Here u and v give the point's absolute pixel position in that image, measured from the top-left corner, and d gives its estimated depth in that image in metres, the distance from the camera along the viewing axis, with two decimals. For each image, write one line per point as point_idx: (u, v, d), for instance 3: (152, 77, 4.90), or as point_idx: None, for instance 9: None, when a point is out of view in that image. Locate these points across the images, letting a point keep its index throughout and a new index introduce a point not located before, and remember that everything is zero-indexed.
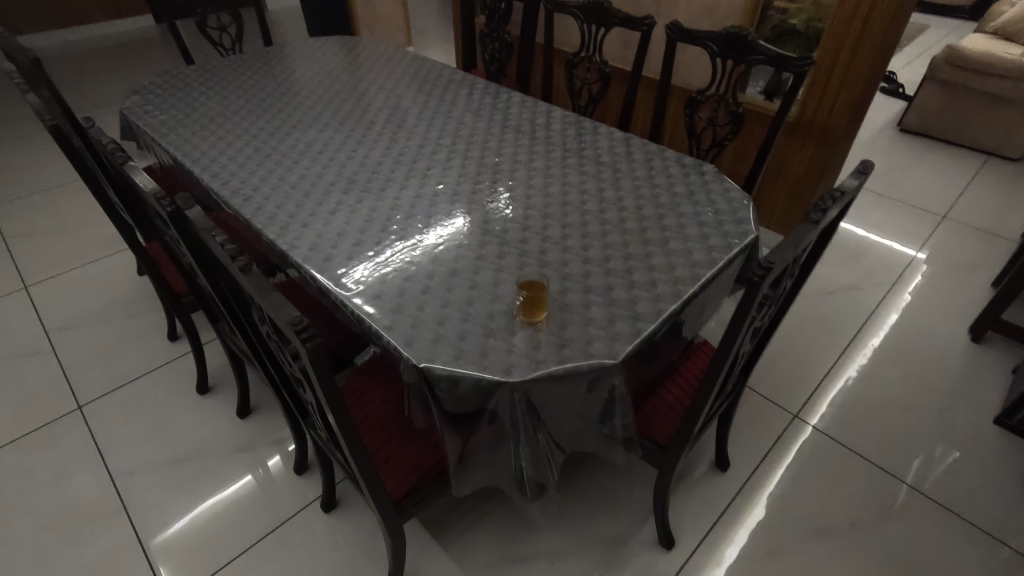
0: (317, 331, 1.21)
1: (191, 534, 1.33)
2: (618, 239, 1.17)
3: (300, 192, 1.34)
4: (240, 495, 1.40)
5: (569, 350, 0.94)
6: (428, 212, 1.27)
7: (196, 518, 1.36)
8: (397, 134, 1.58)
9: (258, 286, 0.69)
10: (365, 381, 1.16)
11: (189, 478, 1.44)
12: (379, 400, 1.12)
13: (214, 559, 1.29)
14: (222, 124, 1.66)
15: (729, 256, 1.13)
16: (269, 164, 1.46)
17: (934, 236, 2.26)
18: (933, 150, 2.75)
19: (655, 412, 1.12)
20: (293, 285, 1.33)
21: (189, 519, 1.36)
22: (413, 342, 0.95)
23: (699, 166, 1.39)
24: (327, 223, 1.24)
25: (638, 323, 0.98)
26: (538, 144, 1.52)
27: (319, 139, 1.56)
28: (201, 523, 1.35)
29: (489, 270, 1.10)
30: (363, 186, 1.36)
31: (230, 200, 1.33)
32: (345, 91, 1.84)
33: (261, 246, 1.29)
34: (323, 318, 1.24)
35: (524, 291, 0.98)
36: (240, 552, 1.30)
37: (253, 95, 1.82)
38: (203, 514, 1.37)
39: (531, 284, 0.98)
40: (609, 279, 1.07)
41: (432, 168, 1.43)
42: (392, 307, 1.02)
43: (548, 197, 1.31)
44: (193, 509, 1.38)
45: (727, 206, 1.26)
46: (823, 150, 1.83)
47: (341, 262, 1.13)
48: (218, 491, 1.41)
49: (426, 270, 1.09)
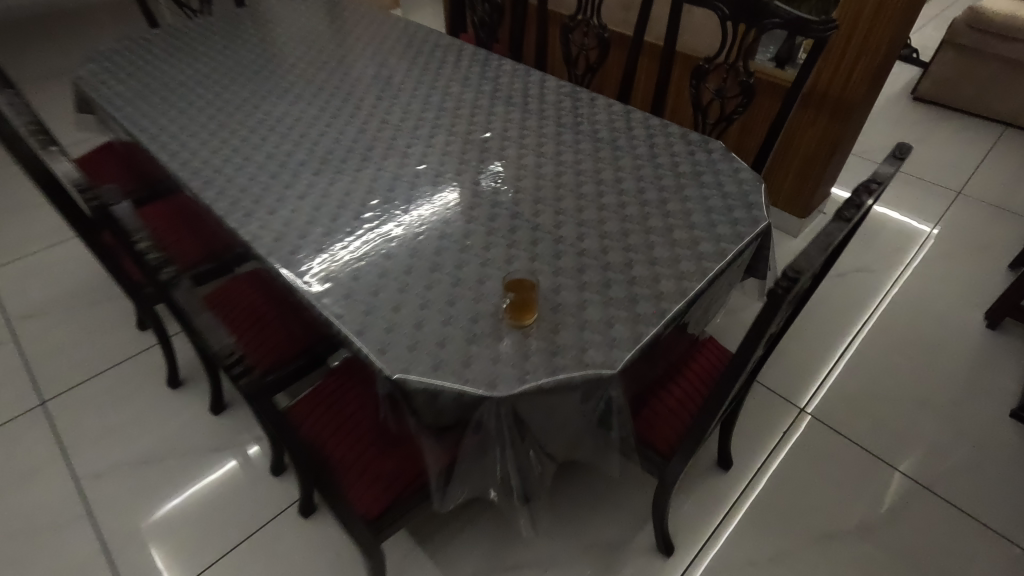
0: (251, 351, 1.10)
1: (173, 522, 1.28)
2: (618, 227, 1.06)
3: (268, 173, 1.22)
4: (223, 482, 1.35)
5: (562, 359, 0.84)
6: (408, 196, 1.15)
7: (178, 506, 1.31)
8: (376, 108, 1.44)
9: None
10: (339, 386, 1.06)
11: (161, 479, 1.36)
12: (340, 409, 1.02)
13: (199, 553, 1.23)
14: (185, 95, 1.51)
15: (738, 247, 1.02)
16: (235, 142, 1.32)
17: (949, 214, 2.15)
18: (948, 120, 2.61)
19: (658, 419, 1.02)
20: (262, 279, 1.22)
21: (173, 506, 1.31)
22: (388, 349, 0.85)
23: (706, 142, 1.26)
24: (296, 209, 1.12)
25: (638, 326, 0.88)
26: (530, 119, 1.39)
27: (291, 113, 1.43)
28: (180, 510, 1.30)
29: (475, 263, 0.99)
30: (338, 166, 1.24)
31: (191, 183, 1.21)
32: (322, 59, 1.68)
33: (226, 235, 1.18)
34: (270, 330, 1.15)
35: (510, 291, 0.88)
36: (227, 551, 1.24)
37: (219, 63, 1.67)
38: (187, 502, 1.32)
39: (520, 284, 0.87)
40: (608, 274, 0.97)
41: (414, 145, 1.30)
42: (364, 308, 0.91)
43: (541, 179, 1.19)
44: (177, 496, 1.32)
45: (737, 189, 1.14)
46: (836, 124, 1.69)
47: (309, 254, 1.01)
48: (196, 477, 1.35)
49: (404, 265, 0.98)
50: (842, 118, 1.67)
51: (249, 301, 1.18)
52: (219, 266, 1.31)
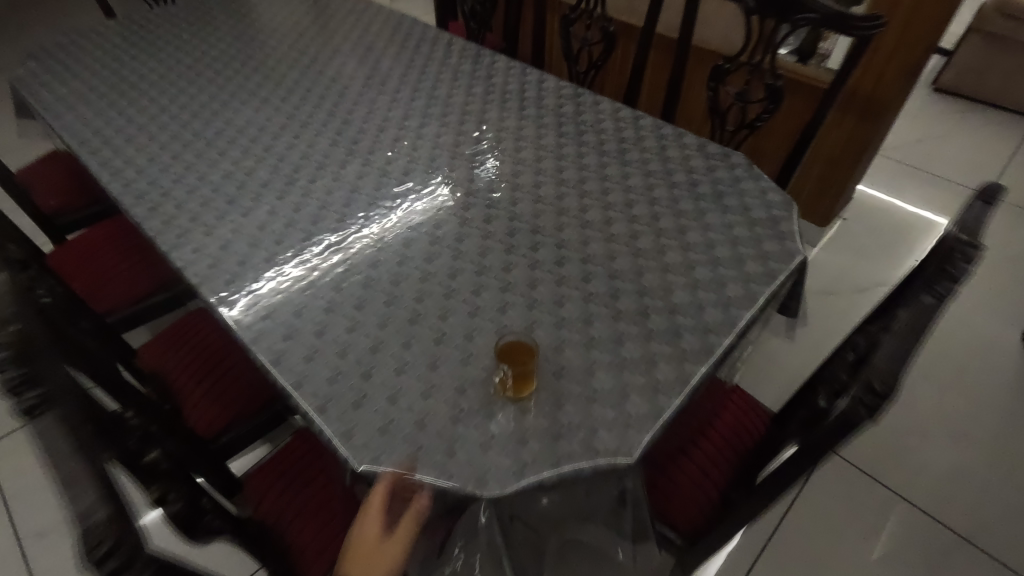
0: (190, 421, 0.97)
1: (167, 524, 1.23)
2: (630, 263, 0.91)
3: (224, 196, 1.04)
4: None
5: (567, 443, 0.69)
6: (385, 222, 0.98)
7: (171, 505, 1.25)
8: (351, 111, 1.25)
9: (55, 450, 0.46)
10: (303, 455, 0.92)
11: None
12: (307, 478, 0.89)
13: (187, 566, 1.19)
14: (132, 98, 1.30)
15: (770, 289, 0.87)
16: (187, 156, 1.13)
17: (977, 219, 2.00)
18: (971, 114, 2.44)
19: (677, 493, 0.88)
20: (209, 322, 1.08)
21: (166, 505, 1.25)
22: (356, 431, 0.71)
23: (728, 156, 1.10)
24: (254, 242, 0.95)
25: (658, 397, 0.74)
26: (529, 123, 1.20)
27: (254, 119, 1.23)
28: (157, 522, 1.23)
29: (462, 313, 0.83)
30: (304, 185, 1.06)
31: (132, 209, 1.02)
32: (291, 53, 1.47)
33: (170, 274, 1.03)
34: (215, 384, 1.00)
35: (507, 360, 0.72)
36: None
37: (173, 58, 1.47)
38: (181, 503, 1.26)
39: (519, 353, 0.72)
40: (620, 326, 0.82)
41: (394, 157, 1.12)
42: (330, 376, 0.76)
43: (540, 201, 1.02)
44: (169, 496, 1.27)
45: (766, 215, 0.99)
46: (866, 125, 1.52)
47: (266, 302, 0.85)
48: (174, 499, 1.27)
49: (378, 317, 0.83)
50: (872, 120, 1.50)
51: (193, 345, 1.05)
52: (168, 296, 1.17)
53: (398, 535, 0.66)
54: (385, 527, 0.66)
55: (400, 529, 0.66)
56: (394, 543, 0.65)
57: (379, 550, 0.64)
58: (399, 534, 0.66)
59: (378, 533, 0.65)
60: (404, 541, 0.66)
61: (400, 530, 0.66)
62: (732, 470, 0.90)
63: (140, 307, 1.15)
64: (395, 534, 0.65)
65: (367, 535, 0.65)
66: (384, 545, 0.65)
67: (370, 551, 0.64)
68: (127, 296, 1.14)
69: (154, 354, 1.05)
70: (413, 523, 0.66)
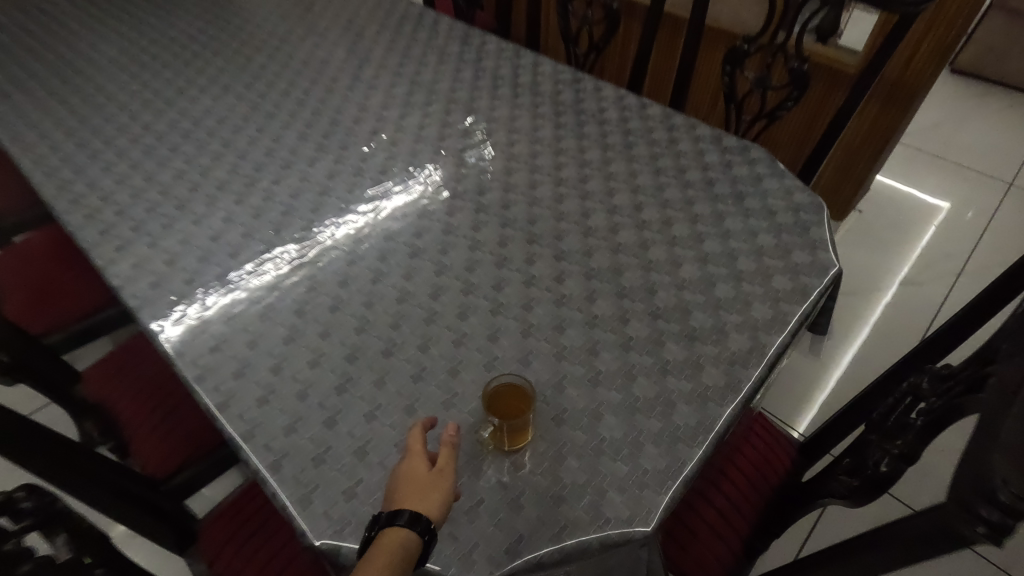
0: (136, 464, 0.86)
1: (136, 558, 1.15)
2: (640, 280, 0.78)
3: (173, 201, 0.90)
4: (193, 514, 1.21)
5: (570, 507, 0.58)
6: (357, 230, 0.85)
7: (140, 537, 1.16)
8: (324, 100, 1.10)
9: None
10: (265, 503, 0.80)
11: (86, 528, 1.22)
12: (267, 531, 0.77)
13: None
14: (75, 83, 1.15)
15: (803, 309, 0.75)
16: (135, 154, 0.99)
17: (1001, 212, 1.88)
18: (989, 97, 2.30)
19: (698, 548, 0.75)
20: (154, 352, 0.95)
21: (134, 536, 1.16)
22: (317, 494, 0.59)
23: (748, 151, 0.97)
24: (204, 255, 0.82)
25: (677, 447, 0.62)
26: (525, 113, 1.06)
27: (213, 109, 1.08)
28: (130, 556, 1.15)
29: (445, 342, 0.71)
30: (266, 185, 0.92)
31: (66, 216, 0.88)
32: (258, 29, 1.30)
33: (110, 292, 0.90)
34: (166, 415, 0.89)
35: (502, 407, 0.63)
36: None
37: (120, 32, 1.30)
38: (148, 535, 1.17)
39: (518, 395, 0.64)
40: (630, 358, 0.70)
41: (371, 154, 0.98)
42: (288, 424, 0.64)
43: (536, 205, 0.89)
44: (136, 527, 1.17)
45: (794, 220, 0.86)
46: (891, 113, 1.37)
47: (216, 331, 0.73)
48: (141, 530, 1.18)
49: (346, 347, 0.71)
50: (898, 107, 1.35)
51: (139, 370, 0.93)
52: (119, 315, 1.04)
53: (443, 465, 0.56)
54: (426, 463, 0.56)
55: (443, 459, 0.56)
56: (442, 474, 0.56)
57: (429, 485, 0.55)
58: (443, 464, 0.56)
59: (422, 472, 0.55)
60: (451, 468, 0.56)
61: (442, 460, 0.56)
62: (755, 515, 0.78)
63: (86, 325, 1.01)
64: (440, 465, 0.56)
65: (410, 476, 0.55)
66: (432, 479, 0.55)
67: (421, 489, 0.54)
68: (69, 312, 1.01)
69: (99, 379, 0.93)
70: (453, 451, 0.57)
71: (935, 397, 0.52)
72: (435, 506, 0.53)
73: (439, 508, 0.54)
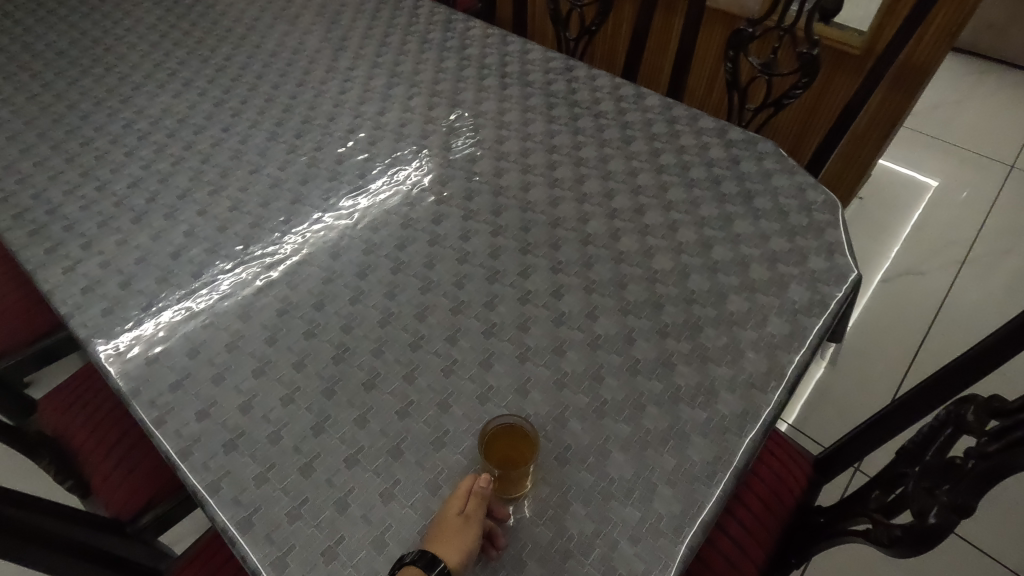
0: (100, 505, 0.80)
1: None
2: (645, 293, 0.71)
3: (128, 213, 0.82)
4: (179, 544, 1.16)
5: (579, 564, 0.52)
6: (333, 243, 0.77)
7: None
8: (295, 94, 1.01)
9: None
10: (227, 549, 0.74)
11: None
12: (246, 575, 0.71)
13: None
14: (22, 80, 1.04)
15: (823, 321, 0.69)
16: (86, 159, 0.89)
17: (1002, 195, 1.83)
18: (989, 76, 2.25)
19: None
20: (103, 383, 0.87)
21: None
22: (292, 557, 0.52)
23: (755, 143, 0.90)
24: (162, 275, 0.74)
25: (693, 487, 0.56)
26: (514, 106, 0.98)
27: (173, 108, 0.98)
28: None
29: (432, 372, 0.64)
30: (232, 193, 0.84)
31: (8, 234, 0.79)
32: (223, 15, 1.19)
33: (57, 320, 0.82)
34: (126, 451, 0.81)
35: (506, 460, 0.57)
36: None
37: (68, 20, 1.18)
38: None
39: (524, 442, 0.58)
40: (638, 383, 0.63)
41: (348, 155, 0.89)
42: (259, 473, 0.57)
43: (529, 209, 0.81)
44: None
45: (807, 221, 0.80)
46: (898, 95, 1.25)
47: (177, 364, 0.65)
48: None
49: (323, 380, 0.63)
50: (905, 90, 1.23)
51: (97, 399, 0.85)
52: (69, 337, 0.98)
53: (472, 512, 0.51)
54: (457, 509, 0.51)
55: (472, 505, 0.51)
56: (469, 522, 0.50)
57: (454, 533, 0.50)
58: (472, 511, 0.51)
59: (450, 518, 0.51)
60: (480, 517, 0.51)
61: (471, 507, 0.51)
62: (771, 543, 0.73)
63: (38, 350, 0.95)
64: (468, 512, 0.51)
65: (441, 523, 0.51)
66: (458, 525, 0.50)
67: (446, 537, 0.50)
68: (20, 330, 0.94)
69: (54, 411, 0.86)
70: (482, 497, 0.52)
71: (986, 438, 0.47)
72: (456, 555, 0.48)
73: (461, 559, 0.48)
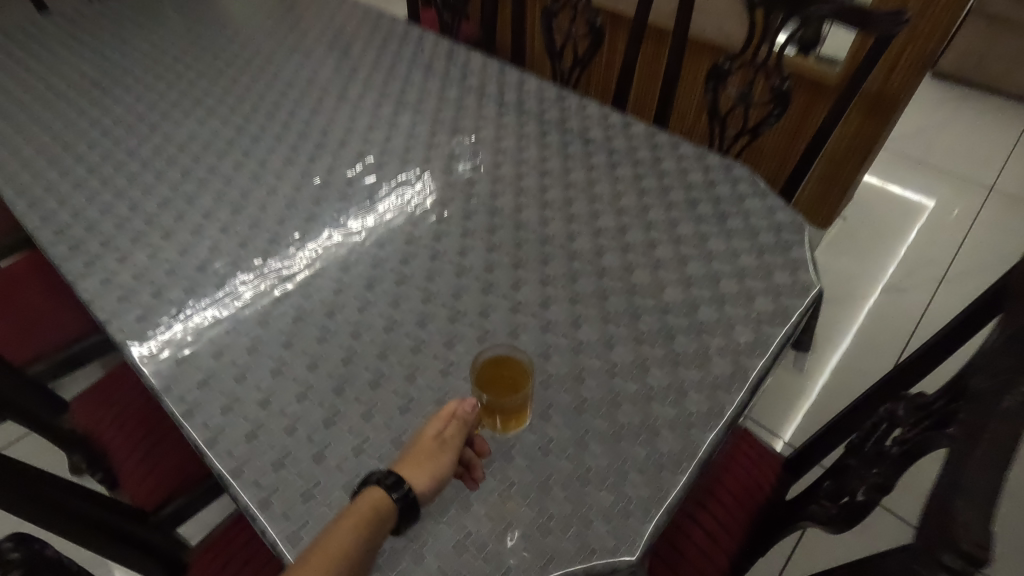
0: (126, 494, 0.87)
1: None
2: (624, 305, 0.79)
3: (159, 230, 0.90)
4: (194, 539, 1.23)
5: (557, 538, 0.59)
6: (343, 258, 0.85)
7: None
8: (309, 122, 1.10)
9: None
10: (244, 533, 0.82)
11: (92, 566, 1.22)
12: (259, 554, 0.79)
13: None
14: (59, 108, 1.14)
15: (785, 330, 0.76)
16: (120, 180, 0.99)
17: (982, 215, 1.91)
18: (970, 101, 2.34)
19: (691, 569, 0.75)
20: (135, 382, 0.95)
21: None
22: (306, 531, 0.60)
23: (730, 169, 0.99)
24: (188, 286, 0.82)
25: (661, 475, 0.63)
26: (510, 133, 1.07)
27: (197, 134, 1.08)
28: None
29: (431, 374, 0.71)
30: (252, 212, 0.92)
31: (50, 248, 0.88)
32: (243, 49, 1.29)
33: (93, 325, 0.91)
34: (154, 445, 0.89)
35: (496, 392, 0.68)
36: None
37: (101, 53, 1.28)
38: None
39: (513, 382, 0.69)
40: (615, 384, 0.71)
41: (357, 178, 0.98)
42: (277, 460, 0.64)
43: (522, 228, 0.90)
44: None
45: (774, 239, 0.88)
46: (873, 121, 1.34)
47: (204, 365, 0.73)
48: None
49: (334, 379, 0.71)
50: (879, 118, 1.32)
51: (129, 397, 0.93)
52: (104, 341, 1.06)
53: (449, 437, 0.61)
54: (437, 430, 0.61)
55: (451, 431, 0.61)
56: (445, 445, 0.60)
57: (428, 454, 0.59)
58: (450, 436, 0.61)
59: (429, 443, 0.60)
60: (455, 441, 0.61)
61: (449, 429, 0.61)
62: (741, 534, 0.79)
63: (73, 351, 1.03)
64: (446, 437, 0.60)
65: (421, 440, 0.61)
66: (434, 447, 0.60)
67: (421, 457, 0.59)
68: (59, 336, 1.03)
69: (87, 409, 0.94)
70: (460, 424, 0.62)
71: (910, 428, 0.54)
72: (424, 471, 0.58)
73: (428, 475, 0.58)
